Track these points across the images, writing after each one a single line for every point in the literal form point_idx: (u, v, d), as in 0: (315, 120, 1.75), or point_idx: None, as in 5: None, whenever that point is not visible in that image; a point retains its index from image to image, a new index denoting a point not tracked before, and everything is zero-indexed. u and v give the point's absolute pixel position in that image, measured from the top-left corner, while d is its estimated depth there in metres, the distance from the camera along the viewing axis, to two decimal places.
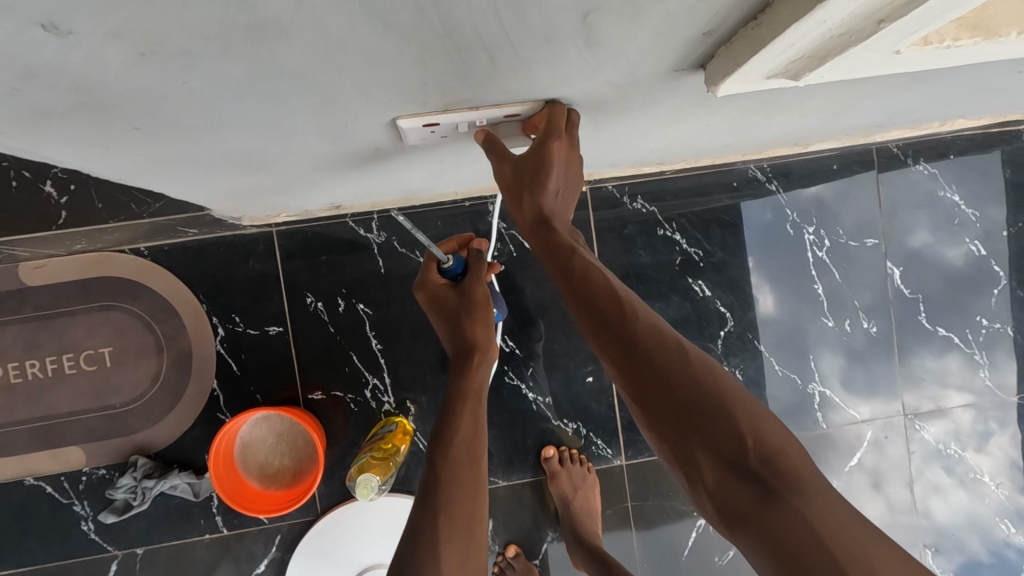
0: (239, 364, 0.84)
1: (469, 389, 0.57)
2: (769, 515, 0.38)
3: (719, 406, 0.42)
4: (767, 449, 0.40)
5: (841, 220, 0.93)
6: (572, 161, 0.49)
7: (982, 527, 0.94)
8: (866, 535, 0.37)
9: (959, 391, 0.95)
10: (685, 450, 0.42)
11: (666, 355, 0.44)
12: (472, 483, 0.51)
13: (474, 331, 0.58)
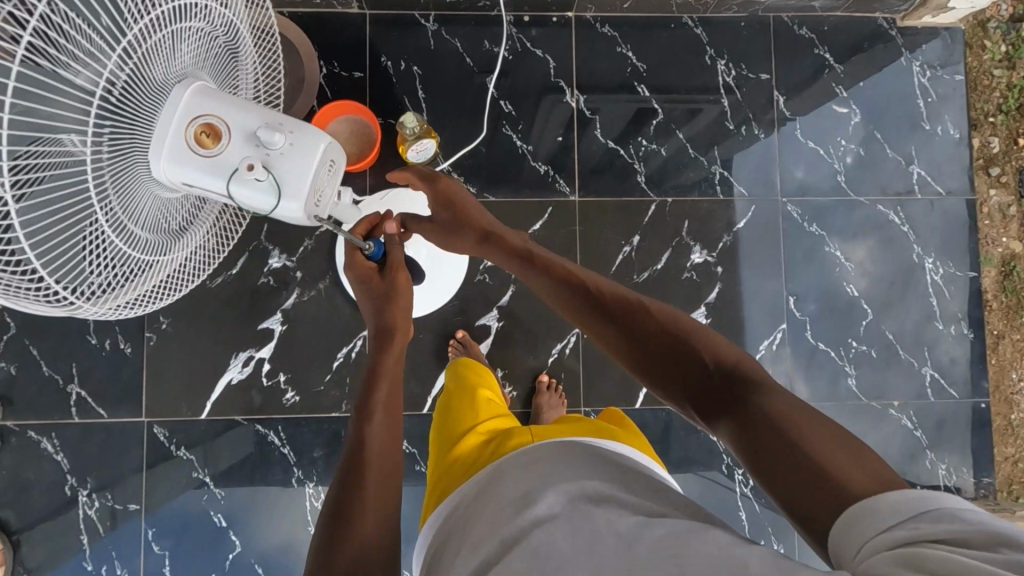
0: (332, 92, 1.29)
1: (387, 359, 0.88)
2: (684, 357, 0.71)
3: (648, 314, 0.77)
4: (675, 329, 0.74)
5: (746, 60, 1.35)
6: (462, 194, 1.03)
7: (831, 284, 1.31)
8: (722, 343, 0.72)
9: (821, 186, 1.34)
10: (630, 340, 0.76)
11: (607, 299, 0.81)
12: (381, 441, 0.81)
13: (391, 317, 0.90)
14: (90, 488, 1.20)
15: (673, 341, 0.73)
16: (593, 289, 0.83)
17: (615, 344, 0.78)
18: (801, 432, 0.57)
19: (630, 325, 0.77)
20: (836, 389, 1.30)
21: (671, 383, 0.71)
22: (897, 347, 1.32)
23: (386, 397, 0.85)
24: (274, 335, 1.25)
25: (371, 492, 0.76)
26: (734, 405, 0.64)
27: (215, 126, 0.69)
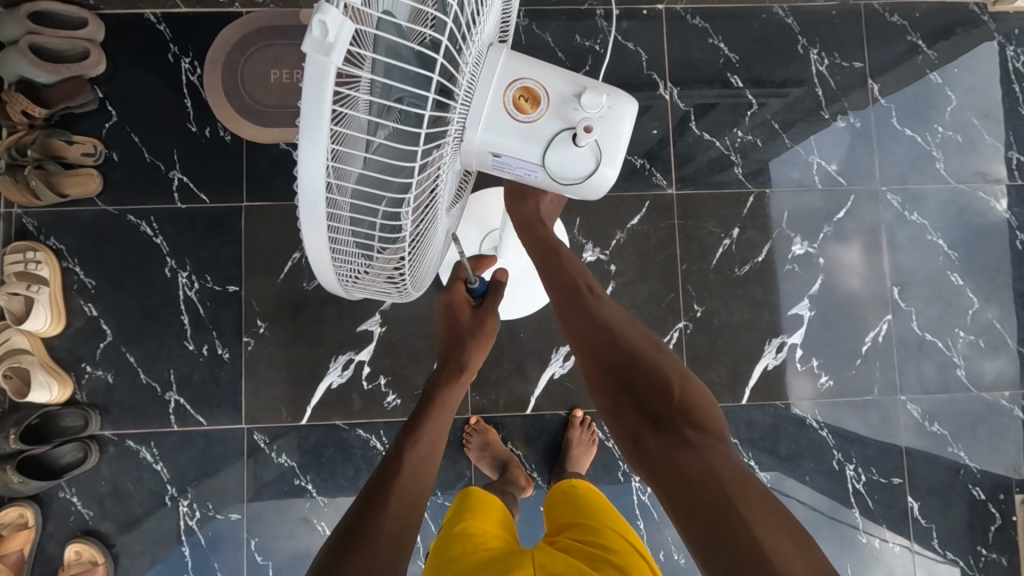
0: None
1: (435, 420, 0.80)
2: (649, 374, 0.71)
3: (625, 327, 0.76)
4: (655, 351, 0.73)
5: (838, 49, 1.33)
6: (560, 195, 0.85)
7: (935, 274, 1.30)
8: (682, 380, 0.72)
9: (920, 174, 1.32)
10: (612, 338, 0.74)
11: (599, 301, 0.78)
12: (417, 467, 0.74)
13: (466, 355, 0.86)
14: (190, 498, 1.18)
15: (649, 377, 0.71)
16: (586, 298, 0.78)
17: (593, 356, 0.74)
18: (746, 508, 0.58)
19: (614, 344, 0.73)
20: (945, 380, 1.28)
21: (635, 417, 0.69)
22: (1005, 335, 1.29)
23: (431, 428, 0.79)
24: (373, 337, 1.22)
25: (389, 514, 0.68)
26: (686, 457, 0.64)
27: (534, 89, 0.64)
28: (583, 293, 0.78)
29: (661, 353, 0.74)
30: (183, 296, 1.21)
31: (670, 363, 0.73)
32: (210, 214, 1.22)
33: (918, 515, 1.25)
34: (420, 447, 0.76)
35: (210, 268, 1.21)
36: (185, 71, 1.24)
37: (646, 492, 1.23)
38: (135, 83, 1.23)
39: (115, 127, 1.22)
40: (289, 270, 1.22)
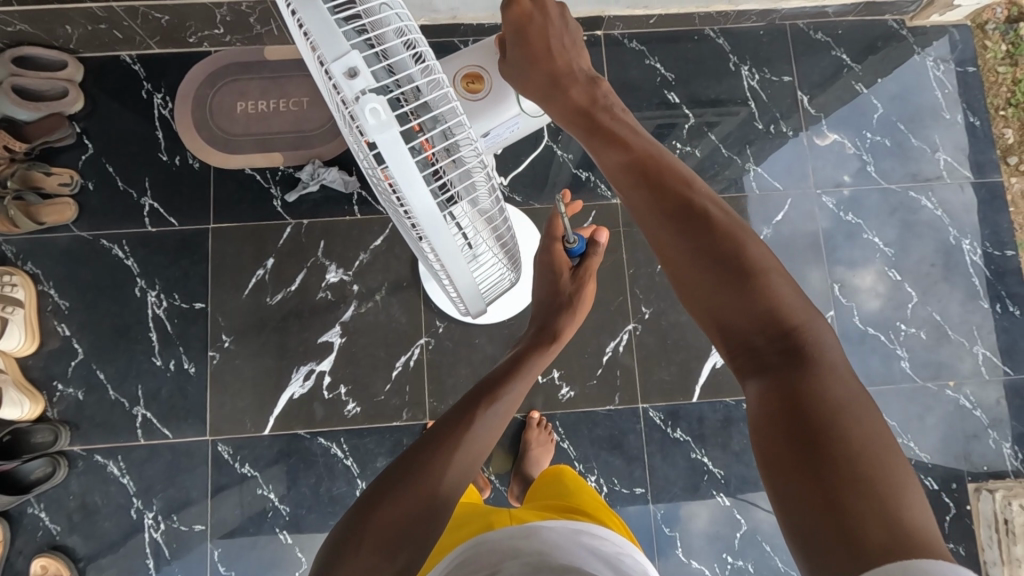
0: None
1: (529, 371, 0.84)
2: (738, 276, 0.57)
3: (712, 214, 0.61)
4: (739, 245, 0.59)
5: (768, 65, 1.43)
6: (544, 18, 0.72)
7: (873, 270, 1.36)
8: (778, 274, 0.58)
9: (854, 176, 1.39)
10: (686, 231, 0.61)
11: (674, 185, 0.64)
12: (495, 424, 0.74)
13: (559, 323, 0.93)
14: (156, 510, 1.21)
15: (739, 275, 0.57)
16: (674, 192, 0.63)
17: (674, 255, 0.61)
18: (843, 438, 0.46)
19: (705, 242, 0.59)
20: (890, 372, 1.32)
21: (724, 326, 0.58)
22: (945, 327, 1.34)
23: (495, 410, 0.75)
24: (334, 348, 1.27)
25: (455, 451, 0.68)
26: (776, 379, 0.52)
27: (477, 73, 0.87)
28: (664, 184, 0.64)
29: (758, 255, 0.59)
30: (152, 313, 1.27)
31: (765, 269, 0.58)
32: (179, 236, 1.29)
33: None
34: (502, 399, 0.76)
35: (178, 288, 1.28)
36: (157, 105, 1.33)
37: (604, 491, 1.25)
38: (110, 119, 1.32)
39: (91, 158, 1.31)
40: (253, 286, 1.28)
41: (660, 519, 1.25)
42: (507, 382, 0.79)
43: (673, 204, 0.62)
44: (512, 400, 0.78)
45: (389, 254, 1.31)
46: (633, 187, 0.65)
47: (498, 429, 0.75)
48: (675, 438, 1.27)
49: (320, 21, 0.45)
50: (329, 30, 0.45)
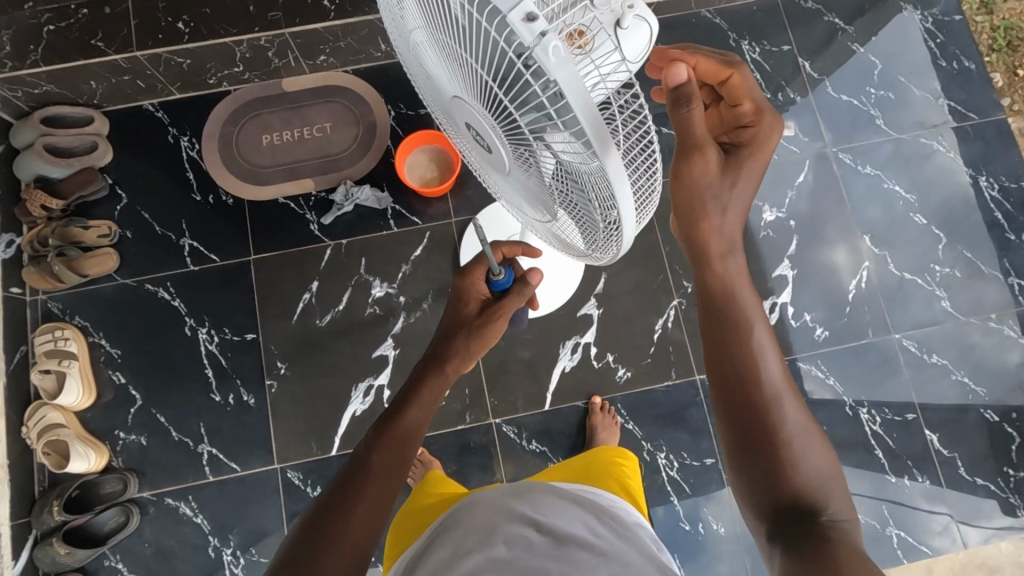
0: (402, 130, 1.38)
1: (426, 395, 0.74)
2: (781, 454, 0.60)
3: (773, 392, 0.62)
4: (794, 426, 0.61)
5: (766, 37, 1.48)
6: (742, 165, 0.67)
7: (898, 217, 1.39)
8: (822, 462, 0.60)
9: (864, 131, 1.44)
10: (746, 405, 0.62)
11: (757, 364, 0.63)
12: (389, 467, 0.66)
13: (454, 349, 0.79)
14: (234, 546, 1.19)
15: (774, 450, 0.60)
16: (770, 396, 0.61)
17: (745, 440, 0.61)
18: None
19: (764, 419, 0.60)
20: (933, 313, 1.34)
21: (767, 498, 0.59)
22: (977, 263, 1.37)
23: (386, 451, 0.68)
24: (389, 360, 1.28)
25: (352, 515, 0.61)
26: (800, 549, 0.53)
27: None
28: (763, 387, 0.62)
29: (823, 469, 0.60)
30: (205, 351, 1.27)
31: (825, 480, 0.59)
32: (222, 271, 1.31)
33: (939, 447, 1.29)
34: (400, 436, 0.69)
35: (227, 322, 1.28)
36: (184, 148, 1.36)
37: (674, 467, 1.26)
38: (139, 167, 1.34)
39: (126, 207, 1.33)
40: (301, 311, 1.30)
41: None
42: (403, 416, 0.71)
43: (763, 404, 0.61)
44: (418, 423, 0.72)
45: (430, 263, 1.32)
46: (733, 373, 0.62)
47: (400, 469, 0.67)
48: None
49: None
50: None
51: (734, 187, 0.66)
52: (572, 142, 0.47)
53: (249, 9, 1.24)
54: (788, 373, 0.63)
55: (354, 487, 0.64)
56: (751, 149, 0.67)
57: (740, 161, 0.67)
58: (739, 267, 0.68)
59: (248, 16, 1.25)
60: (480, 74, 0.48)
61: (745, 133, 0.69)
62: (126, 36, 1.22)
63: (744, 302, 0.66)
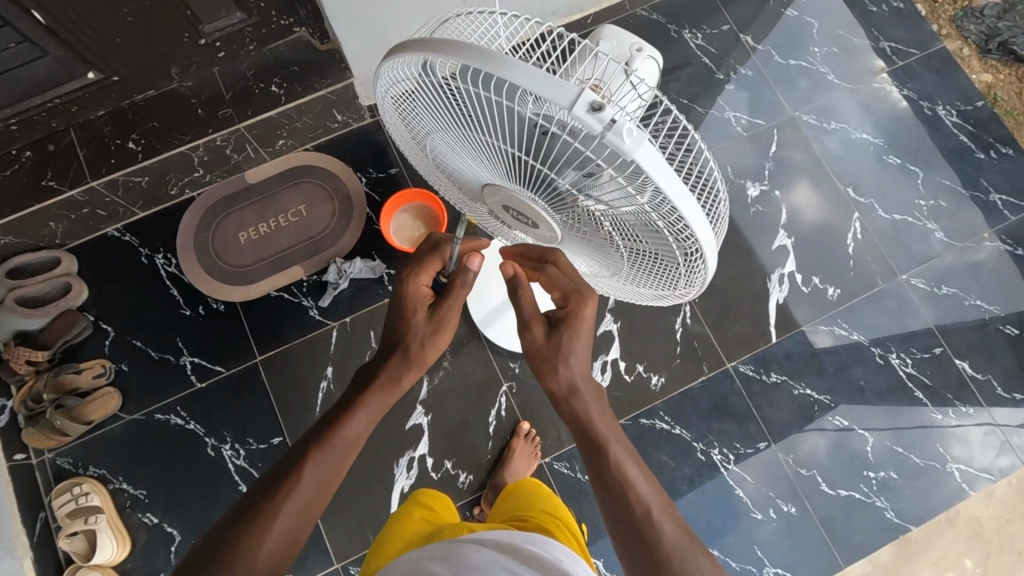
0: (378, 195, 1.36)
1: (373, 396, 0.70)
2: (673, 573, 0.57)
3: (646, 508, 0.61)
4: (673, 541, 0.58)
5: (704, 22, 1.50)
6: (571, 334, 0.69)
7: (873, 163, 1.43)
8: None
9: (820, 90, 1.47)
10: (626, 517, 0.60)
11: (635, 479, 0.63)
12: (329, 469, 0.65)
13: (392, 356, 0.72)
14: None
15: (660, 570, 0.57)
16: (643, 513, 0.60)
17: (626, 556, 0.59)
18: None
19: (643, 535, 0.59)
20: (930, 246, 1.38)
21: None
22: (957, 189, 1.42)
23: (323, 466, 0.64)
24: (424, 429, 1.24)
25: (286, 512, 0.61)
26: None
27: None
28: (638, 505, 0.61)
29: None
30: (234, 467, 1.22)
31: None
32: (231, 381, 1.26)
33: (972, 372, 1.33)
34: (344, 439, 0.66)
35: (250, 431, 1.23)
36: (161, 265, 1.30)
37: (731, 460, 1.26)
38: (118, 296, 1.28)
39: (115, 340, 1.27)
40: (323, 400, 1.25)
41: (794, 463, 1.26)
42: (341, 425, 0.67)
43: (642, 525, 0.59)
44: (353, 442, 0.68)
45: None
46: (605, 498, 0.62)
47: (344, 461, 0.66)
48: (773, 382, 1.30)
49: (535, 78, 0.40)
50: (549, 81, 0.40)
51: (570, 360, 0.68)
52: (632, 197, 0.47)
53: (199, 112, 1.22)
54: (663, 495, 0.63)
55: (267, 507, 0.61)
56: (575, 325, 0.68)
57: (568, 334, 0.68)
58: (594, 395, 0.69)
59: (199, 119, 1.23)
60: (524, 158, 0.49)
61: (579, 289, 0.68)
62: (77, 168, 1.19)
63: (605, 434, 0.66)
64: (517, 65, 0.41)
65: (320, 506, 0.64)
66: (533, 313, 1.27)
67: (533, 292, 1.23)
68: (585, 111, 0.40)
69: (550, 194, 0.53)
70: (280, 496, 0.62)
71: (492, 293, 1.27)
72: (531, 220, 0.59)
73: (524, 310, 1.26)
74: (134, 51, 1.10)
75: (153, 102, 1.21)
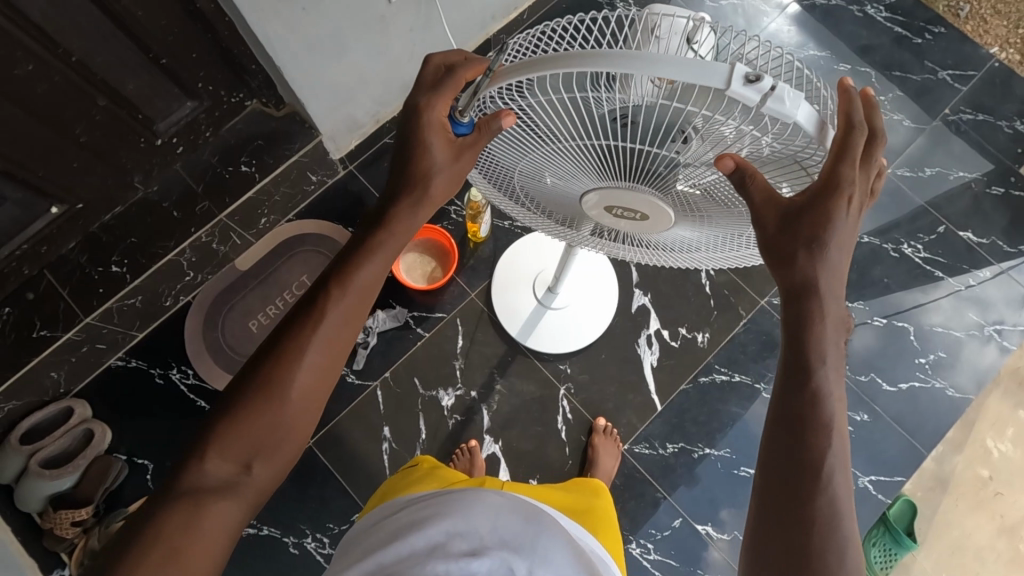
0: None
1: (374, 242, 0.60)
2: (810, 531, 0.53)
3: (812, 461, 0.54)
4: (829, 508, 0.54)
5: None
6: (846, 230, 0.51)
7: (827, 75, 1.49)
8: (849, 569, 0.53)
9: (758, 21, 1.52)
10: (795, 455, 0.55)
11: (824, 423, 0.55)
12: (329, 341, 0.58)
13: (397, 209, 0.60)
14: None
15: (805, 521, 0.54)
16: (811, 465, 0.54)
17: (776, 495, 0.56)
18: None
19: (803, 481, 0.54)
20: (902, 135, 1.45)
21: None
22: (907, 77, 1.49)
23: (322, 344, 0.58)
24: (499, 455, 1.22)
25: (273, 407, 0.56)
26: None
27: None
28: (811, 456, 0.54)
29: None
30: (322, 558, 1.15)
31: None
32: (292, 473, 1.19)
33: (976, 239, 1.40)
34: (349, 297, 0.59)
35: (326, 517, 1.18)
36: (178, 379, 1.23)
37: None
38: (144, 424, 1.21)
39: (156, 471, 1.19)
40: (390, 462, 1.21)
41: (850, 373, 1.30)
42: (342, 292, 0.59)
43: (811, 489, 0.54)
44: (369, 287, 0.60)
45: (479, 344, 1.28)
46: (784, 426, 0.56)
47: (346, 336, 0.59)
48: None
49: (682, 68, 0.42)
50: (697, 64, 0.41)
51: (819, 250, 0.51)
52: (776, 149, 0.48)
53: (175, 215, 1.19)
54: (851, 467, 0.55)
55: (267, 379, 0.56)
56: (826, 206, 0.49)
57: (823, 208, 0.49)
58: (833, 310, 0.54)
59: (177, 222, 1.20)
60: (648, 154, 0.51)
61: (825, 192, 0.49)
62: (67, 308, 1.13)
63: (825, 359, 0.55)
64: (658, 57, 0.42)
65: (337, 358, 0.59)
66: (566, 310, 1.27)
67: (561, 290, 1.24)
68: (741, 83, 0.41)
69: (653, 176, 0.54)
70: (275, 365, 0.56)
71: (521, 304, 1.27)
72: (643, 216, 0.62)
73: (558, 310, 1.27)
74: (96, 171, 1.03)
75: (122, 219, 1.15)
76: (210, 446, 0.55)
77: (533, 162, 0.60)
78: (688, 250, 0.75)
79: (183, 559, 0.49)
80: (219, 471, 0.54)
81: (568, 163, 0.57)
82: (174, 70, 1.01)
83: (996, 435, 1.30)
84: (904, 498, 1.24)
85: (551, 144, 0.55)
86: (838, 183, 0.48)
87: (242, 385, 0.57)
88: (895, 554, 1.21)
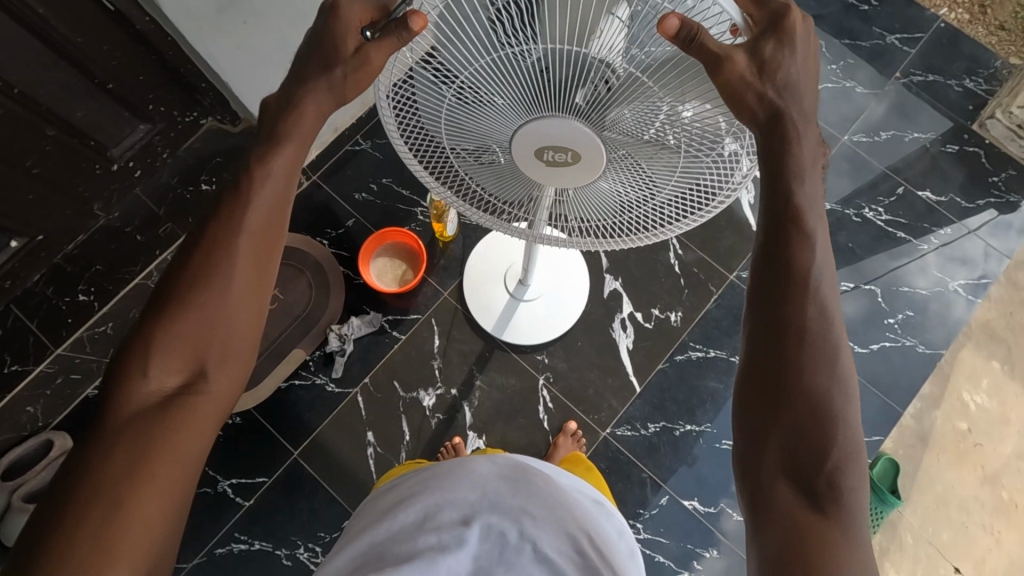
0: (346, 250, 1.33)
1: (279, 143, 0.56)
2: (807, 387, 0.53)
3: (796, 324, 0.54)
4: (821, 364, 0.53)
5: None
6: (803, 66, 0.53)
7: None
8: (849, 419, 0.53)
9: None
10: (777, 322, 0.55)
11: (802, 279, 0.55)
12: (253, 255, 0.56)
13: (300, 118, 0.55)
14: None
15: (796, 384, 0.53)
16: (794, 328, 0.54)
17: (764, 365, 0.55)
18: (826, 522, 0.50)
19: (789, 344, 0.54)
20: (855, 101, 1.47)
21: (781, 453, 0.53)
22: (857, 44, 1.52)
23: (242, 263, 0.56)
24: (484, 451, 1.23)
25: (195, 326, 0.54)
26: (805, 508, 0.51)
27: None
28: (790, 321, 0.54)
29: (850, 436, 0.53)
30: (316, 567, 1.16)
31: (851, 425, 0.53)
32: (280, 486, 1.20)
33: (936, 198, 1.42)
34: (259, 206, 0.56)
35: (316, 526, 1.18)
36: None
37: None
38: None
39: None
40: (377, 466, 1.21)
41: None
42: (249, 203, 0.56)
43: (799, 349, 0.54)
44: (281, 192, 0.57)
45: (455, 342, 1.28)
46: (763, 295, 0.56)
47: (268, 247, 0.57)
48: None
49: None
50: None
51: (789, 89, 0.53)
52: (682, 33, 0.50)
53: (138, 239, 1.20)
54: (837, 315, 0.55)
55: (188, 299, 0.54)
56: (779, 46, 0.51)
57: (779, 40, 0.51)
58: (813, 150, 0.55)
59: (142, 245, 1.21)
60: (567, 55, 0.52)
61: (769, 25, 0.51)
62: (37, 340, 1.14)
63: (806, 209, 0.55)
64: None
65: (270, 252, 0.58)
66: (539, 301, 1.28)
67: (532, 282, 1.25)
68: None
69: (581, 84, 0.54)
70: (190, 284, 0.54)
71: (494, 298, 1.28)
72: (568, 154, 0.61)
73: (531, 302, 1.28)
74: (53, 202, 1.03)
75: (85, 247, 1.13)
76: (150, 359, 0.53)
77: (454, 109, 0.61)
78: (644, 229, 0.71)
79: (143, 491, 0.49)
80: (165, 384, 0.54)
81: (496, 94, 0.57)
82: (123, 94, 1.00)
83: (970, 387, 1.33)
84: (885, 456, 1.27)
85: (467, 66, 0.55)
86: (780, 18, 0.51)
87: (174, 292, 0.55)
88: (882, 513, 1.23)
